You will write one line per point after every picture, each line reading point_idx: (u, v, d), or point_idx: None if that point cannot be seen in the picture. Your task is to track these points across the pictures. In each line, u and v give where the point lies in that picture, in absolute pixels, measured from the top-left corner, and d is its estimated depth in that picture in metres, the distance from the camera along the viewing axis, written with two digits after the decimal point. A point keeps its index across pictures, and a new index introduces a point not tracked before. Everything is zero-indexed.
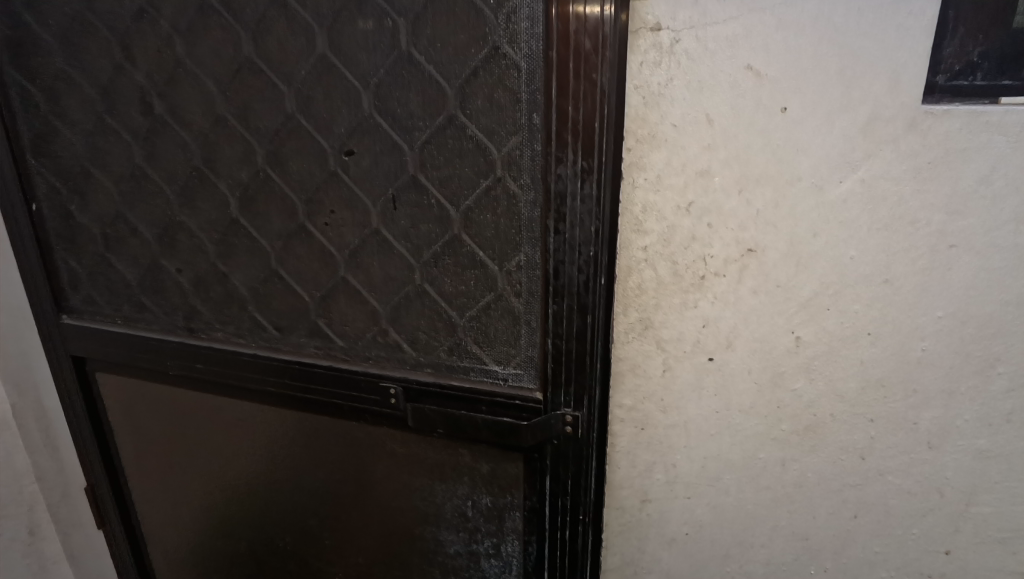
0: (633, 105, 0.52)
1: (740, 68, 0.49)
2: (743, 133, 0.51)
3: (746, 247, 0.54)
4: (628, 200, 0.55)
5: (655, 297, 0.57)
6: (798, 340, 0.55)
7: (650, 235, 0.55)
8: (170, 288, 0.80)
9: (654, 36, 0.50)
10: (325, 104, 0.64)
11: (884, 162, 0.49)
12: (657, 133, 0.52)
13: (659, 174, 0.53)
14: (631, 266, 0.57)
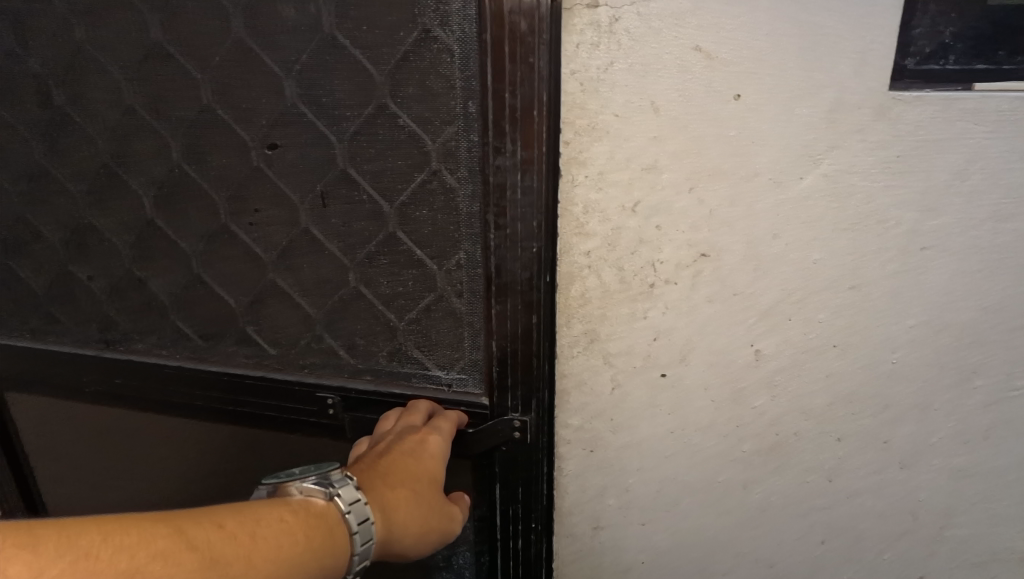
0: (570, 91, 0.46)
1: (688, 49, 0.44)
2: (694, 122, 0.45)
3: (699, 251, 0.48)
4: (567, 200, 0.49)
5: (601, 307, 0.51)
6: (758, 352, 0.50)
7: (593, 238, 0.49)
8: (81, 298, 0.72)
9: (590, 14, 0.44)
10: (242, 93, 0.56)
11: (850, 154, 0.44)
12: (596, 123, 0.46)
13: (602, 171, 0.48)
14: (573, 273, 0.51)
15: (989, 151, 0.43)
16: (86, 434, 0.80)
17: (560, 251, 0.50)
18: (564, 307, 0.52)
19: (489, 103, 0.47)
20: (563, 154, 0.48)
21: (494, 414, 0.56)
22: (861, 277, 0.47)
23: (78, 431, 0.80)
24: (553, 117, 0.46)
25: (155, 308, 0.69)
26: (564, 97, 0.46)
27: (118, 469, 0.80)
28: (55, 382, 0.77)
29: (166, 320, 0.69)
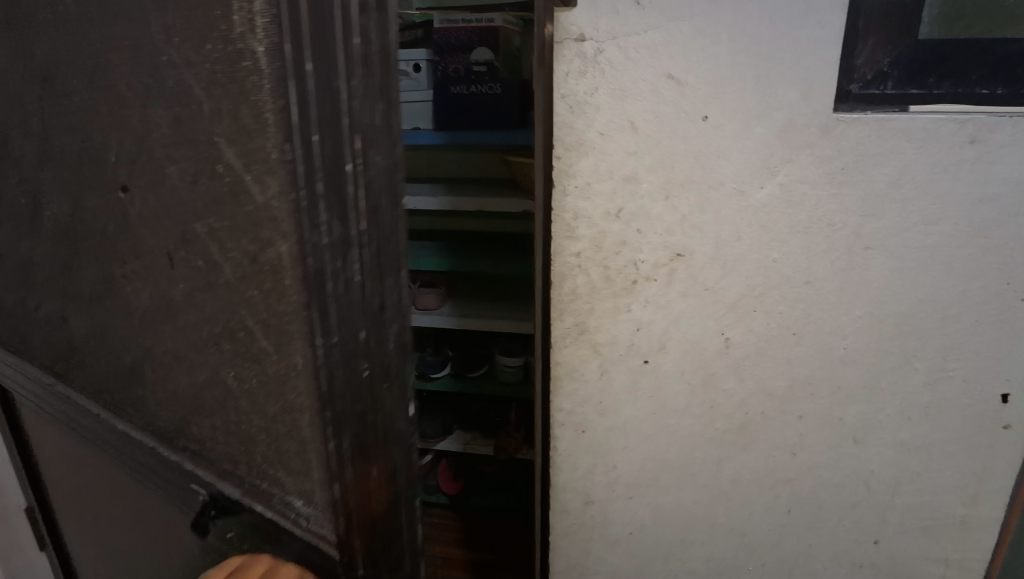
0: (560, 113, 0.53)
1: (661, 76, 0.50)
2: (666, 139, 0.52)
3: (674, 252, 0.55)
4: (558, 208, 0.55)
5: (589, 302, 0.58)
6: (727, 341, 0.57)
7: (582, 241, 0.56)
8: (37, 322, 0.70)
9: (577, 46, 0.51)
10: (102, 110, 0.47)
11: (801, 167, 0.51)
12: (584, 140, 0.53)
13: (587, 182, 0.54)
14: (564, 272, 0.57)
15: (915, 163, 0.50)
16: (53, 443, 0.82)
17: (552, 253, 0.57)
18: (558, 303, 0.58)
19: (300, 163, 0.34)
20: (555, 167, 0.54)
21: (342, 570, 0.43)
22: (813, 273, 0.54)
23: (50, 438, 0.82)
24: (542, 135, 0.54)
25: (75, 348, 0.65)
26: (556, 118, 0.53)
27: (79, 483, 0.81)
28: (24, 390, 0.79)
29: (84, 363, 0.64)
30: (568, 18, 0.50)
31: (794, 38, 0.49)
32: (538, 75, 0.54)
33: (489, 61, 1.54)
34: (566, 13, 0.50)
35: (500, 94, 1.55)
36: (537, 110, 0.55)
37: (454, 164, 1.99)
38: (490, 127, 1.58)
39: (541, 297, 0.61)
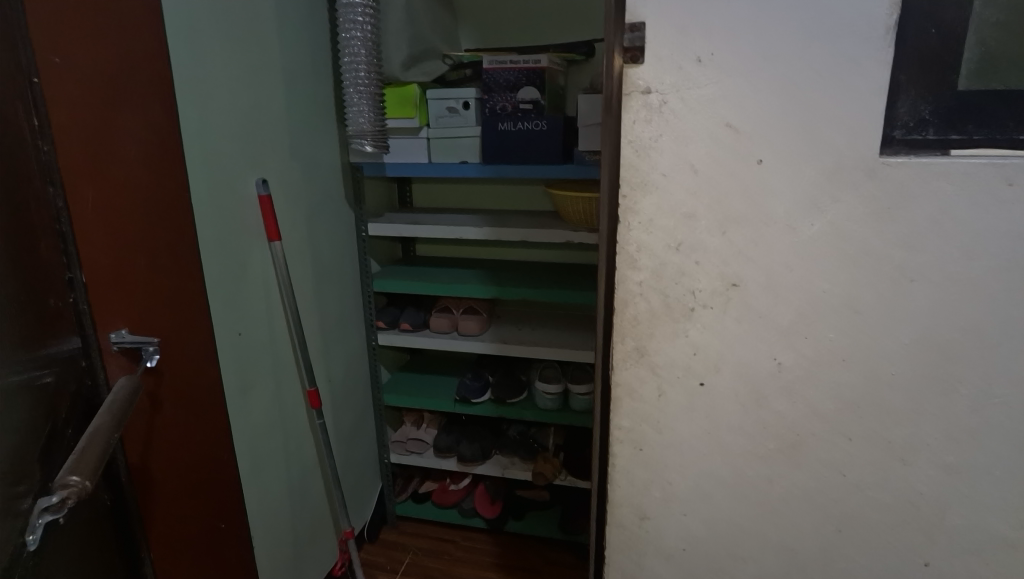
0: (627, 155, 0.63)
1: (720, 124, 0.60)
2: (725, 179, 0.61)
3: (730, 282, 0.63)
4: (624, 241, 0.65)
5: (650, 327, 0.66)
6: (780, 365, 0.64)
7: (644, 271, 0.65)
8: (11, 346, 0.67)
9: (643, 97, 0.62)
10: None
11: (847, 206, 0.60)
12: (648, 180, 0.63)
13: (649, 218, 0.64)
14: (628, 297, 0.66)
15: (949, 211, 0.58)
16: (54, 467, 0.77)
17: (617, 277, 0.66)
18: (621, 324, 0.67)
19: None
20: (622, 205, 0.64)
21: None
22: (856, 303, 0.61)
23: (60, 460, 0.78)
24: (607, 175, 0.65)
25: None
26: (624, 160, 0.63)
27: (42, 521, 0.67)
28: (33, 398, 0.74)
29: None
30: (635, 75, 0.61)
31: (837, 92, 0.58)
32: (607, 122, 0.64)
33: (535, 100, 1.63)
34: (634, 68, 0.61)
35: (546, 130, 1.63)
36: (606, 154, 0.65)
37: (495, 195, 2.07)
38: (536, 162, 1.66)
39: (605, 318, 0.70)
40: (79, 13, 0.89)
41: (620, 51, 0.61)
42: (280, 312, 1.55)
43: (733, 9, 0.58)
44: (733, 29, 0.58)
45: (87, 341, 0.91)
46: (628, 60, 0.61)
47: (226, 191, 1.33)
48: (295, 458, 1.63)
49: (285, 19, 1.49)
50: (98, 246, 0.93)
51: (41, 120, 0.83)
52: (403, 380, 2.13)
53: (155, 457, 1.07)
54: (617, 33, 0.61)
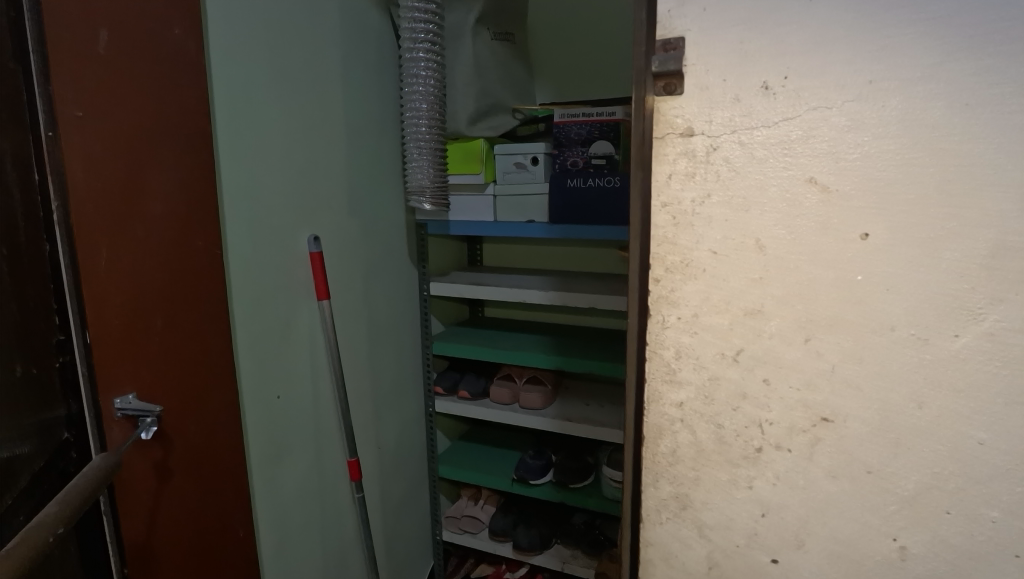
0: (664, 222, 0.64)
1: (802, 179, 0.58)
2: (807, 265, 0.59)
3: (821, 417, 0.62)
4: (660, 340, 0.67)
5: (695, 470, 0.68)
6: (904, 548, 0.62)
7: (684, 387, 0.67)
8: None
9: (684, 142, 0.61)
10: None
11: (1012, 315, 0.54)
12: (690, 260, 0.63)
13: (692, 314, 0.64)
14: (667, 426, 0.69)
15: None
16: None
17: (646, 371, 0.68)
18: (651, 448, 0.70)
19: None
20: (654, 291, 0.66)
21: None
22: (994, 434, 0.57)
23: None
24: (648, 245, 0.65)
25: None
26: (657, 230, 0.64)
27: None
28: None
29: None
30: (670, 108, 0.61)
31: (1004, 128, 0.52)
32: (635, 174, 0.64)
33: (608, 154, 1.51)
34: (659, 100, 0.61)
35: (618, 187, 1.47)
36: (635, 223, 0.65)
37: (568, 257, 1.92)
38: (608, 222, 1.49)
39: (632, 418, 0.71)
40: (115, 67, 0.84)
41: (657, 79, 0.61)
42: (325, 376, 1.45)
43: (814, 12, 0.56)
44: (816, 34, 0.56)
45: (76, 409, 0.82)
46: (665, 89, 0.61)
47: (274, 249, 1.27)
48: (332, 533, 1.51)
49: (352, 76, 1.47)
50: (109, 304, 0.85)
51: (48, 175, 0.77)
52: (461, 450, 1.97)
53: (162, 535, 0.97)
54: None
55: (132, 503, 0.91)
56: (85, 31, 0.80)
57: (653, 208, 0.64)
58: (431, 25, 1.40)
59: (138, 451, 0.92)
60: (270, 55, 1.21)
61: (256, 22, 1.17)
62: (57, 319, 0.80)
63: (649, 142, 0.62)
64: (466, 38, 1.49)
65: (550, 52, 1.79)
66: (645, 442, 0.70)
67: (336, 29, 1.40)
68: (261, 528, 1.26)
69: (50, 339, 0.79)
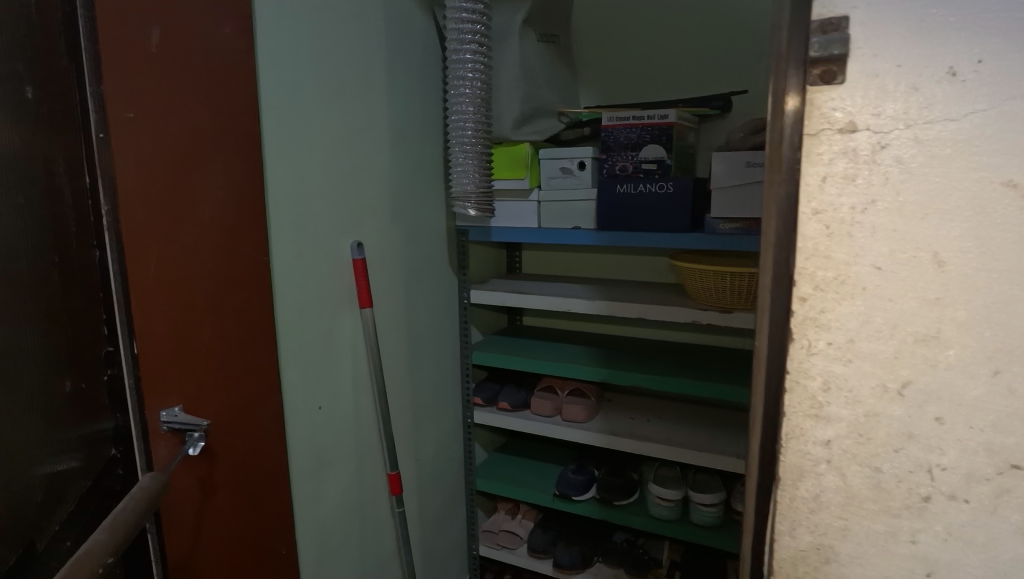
0: (813, 233, 0.49)
1: (1000, 182, 0.46)
2: (1004, 284, 0.47)
3: (1010, 463, 0.50)
4: (805, 373, 0.52)
5: (848, 519, 0.54)
6: None
7: (837, 426, 0.52)
8: None
9: (844, 138, 0.47)
10: None
11: None
12: (847, 277, 0.49)
13: (849, 339, 0.50)
14: (809, 469, 0.54)
15: None
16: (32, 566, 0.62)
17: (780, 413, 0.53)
18: (787, 492, 0.55)
19: None
20: (798, 312, 0.51)
21: None
22: None
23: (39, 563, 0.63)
24: (788, 262, 0.50)
25: None
26: (805, 240, 0.50)
27: None
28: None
29: None
30: (827, 99, 0.47)
31: None
32: (771, 179, 0.50)
33: (660, 158, 1.42)
34: (812, 90, 0.47)
35: (672, 193, 1.40)
36: (769, 236, 0.51)
37: (611, 265, 1.86)
38: (659, 230, 1.42)
39: (757, 452, 0.56)
40: (167, 68, 0.81)
41: (811, 63, 0.47)
42: (366, 387, 1.41)
43: None
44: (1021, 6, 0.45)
45: (123, 423, 0.79)
46: (821, 78, 0.47)
47: (319, 256, 1.24)
48: (370, 548, 1.46)
49: (396, 79, 1.43)
50: (156, 313, 0.81)
51: (98, 180, 0.74)
52: (500, 463, 1.92)
53: (205, 553, 0.93)
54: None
55: (175, 520, 0.88)
56: (139, 31, 0.77)
57: (798, 220, 0.49)
58: (479, 26, 1.36)
59: (184, 467, 0.89)
60: (316, 59, 1.19)
61: (302, 24, 1.14)
62: (106, 330, 0.76)
63: (796, 143, 0.48)
64: (513, 41, 1.45)
65: (596, 55, 1.75)
66: (779, 484, 0.55)
67: (381, 32, 1.36)
68: (301, 543, 1.22)
69: (98, 350, 0.75)
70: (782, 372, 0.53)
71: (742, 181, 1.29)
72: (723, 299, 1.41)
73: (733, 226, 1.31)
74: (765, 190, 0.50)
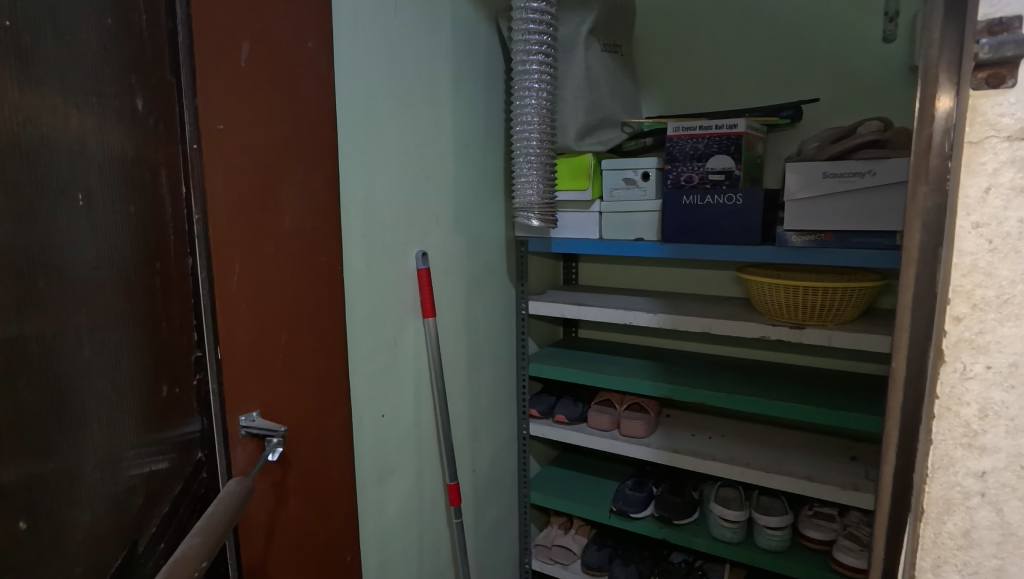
0: (973, 250, 0.42)
1: None
2: None
3: None
4: (957, 398, 0.44)
5: (1002, 559, 0.45)
6: None
7: (995, 456, 0.44)
8: (42, 437, 0.53)
9: (1012, 147, 0.40)
10: None
11: None
12: (1012, 296, 0.41)
13: (1014, 364, 0.42)
14: (957, 502, 0.45)
15: None
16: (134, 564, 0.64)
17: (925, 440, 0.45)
18: (931, 527, 0.46)
19: None
20: (950, 333, 0.43)
21: None
22: None
23: (141, 563, 0.65)
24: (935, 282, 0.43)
25: None
26: (961, 256, 0.42)
27: None
28: (87, 504, 0.59)
29: None
30: (994, 105, 0.40)
31: None
32: (917, 190, 0.44)
33: (728, 169, 1.38)
34: (975, 95, 0.41)
35: (741, 205, 1.35)
36: (910, 251, 0.45)
37: (672, 277, 1.83)
38: (727, 243, 1.37)
39: (889, 484, 0.47)
40: (254, 81, 0.83)
41: (975, 66, 0.40)
42: (428, 395, 1.41)
43: None
44: None
45: (208, 427, 0.81)
46: (986, 82, 0.40)
47: (386, 266, 1.25)
48: (428, 559, 1.46)
49: (462, 90, 1.44)
50: (238, 321, 0.83)
51: (192, 190, 0.76)
52: (554, 477, 1.90)
53: (277, 559, 0.94)
54: (945, 63, 0.42)
55: (251, 524, 0.89)
56: (232, 46, 0.80)
57: (952, 234, 0.43)
58: (546, 36, 1.36)
59: (261, 473, 0.91)
60: (388, 70, 1.21)
61: (376, 38, 1.17)
62: (195, 335, 0.78)
63: (949, 152, 0.42)
64: (579, 51, 1.46)
65: (660, 65, 1.72)
66: (922, 518, 0.47)
67: (448, 45, 1.38)
68: (364, 550, 1.23)
69: (188, 355, 0.77)
70: (930, 395, 0.45)
71: (818, 193, 1.25)
72: (792, 314, 1.37)
73: (807, 239, 1.28)
74: (910, 203, 0.44)
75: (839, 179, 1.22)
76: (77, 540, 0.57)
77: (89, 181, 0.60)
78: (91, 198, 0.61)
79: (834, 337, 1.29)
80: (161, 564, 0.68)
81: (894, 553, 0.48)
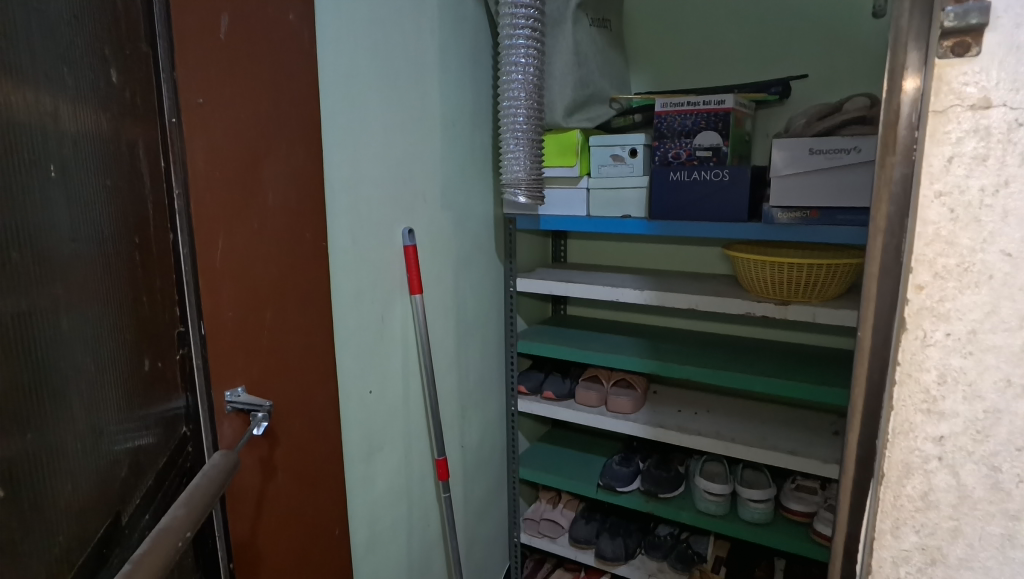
0: (936, 219, 0.43)
1: None
2: None
3: None
4: (917, 366, 0.45)
5: (958, 520, 0.46)
6: None
7: (952, 422, 0.45)
8: (22, 408, 0.53)
9: (975, 116, 0.41)
10: None
11: None
12: (973, 263, 0.42)
13: (973, 331, 0.43)
14: (916, 467, 0.46)
15: None
16: (118, 533, 0.65)
17: (886, 406, 0.47)
18: (891, 490, 0.48)
19: None
20: (913, 301, 0.44)
21: None
22: None
23: (125, 532, 0.66)
24: (901, 253, 0.44)
25: None
26: (925, 225, 0.43)
27: None
28: (70, 477, 0.59)
29: None
30: (959, 74, 0.41)
31: None
32: (884, 161, 0.44)
33: (716, 146, 1.38)
34: (941, 65, 0.41)
35: (728, 182, 1.35)
36: (877, 221, 0.45)
37: (660, 255, 1.83)
38: (714, 220, 1.37)
39: (854, 450, 0.49)
40: (234, 55, 0.82)
41: (941, 35, 0.41)
42: (416, 372, 1.42)
43: None
44: None
45: (193, 403, 0.81)
46: (952, 51, 0.41)
47: (374, 242, 1.25)
48: (417, 533, 1.48)
49: (448, 65, 1.43)
50: (224, 296, 0.83)
51: (172, 165, 0.75)
52: (543, 453, 1.92)
53: (266, 533, 0.95)
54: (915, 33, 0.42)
55: (238, 499, 0.89)
56: (210, 19, 0.78)
57: (916, 203, 0.43)
58: (533, 11, 1.34)
59: (248, 448, 0.91)
60: (373, 44, 1.19)
61: (360, 11, 1.15)
62: (179, 311, 0.78)
63: (916, 122, 0.42)
64: (568, 26, 1.44)
65: (649, 40, 1.71)
66: (882, 482, 0.48)
67: (434, 18, 1.36)
68: (353, 525, 1.25)
69: (172, 330, 0.77)
70: (892, 362, 0.46)
71: (804, 170, 1.25)
72: (777, 291, 1.38)
73: (794, 217, 1.27)
74: (879, 174, 0.44)
75: (824, 155, 1.23)
76: (62, 509, 0.58)
77: (63, 153, 0.59)
78: (64, 170, 0.60)
79: (817, 314, 1.31)
80: (145, 534, 0.69)
81: (857, 516, 0.50)
